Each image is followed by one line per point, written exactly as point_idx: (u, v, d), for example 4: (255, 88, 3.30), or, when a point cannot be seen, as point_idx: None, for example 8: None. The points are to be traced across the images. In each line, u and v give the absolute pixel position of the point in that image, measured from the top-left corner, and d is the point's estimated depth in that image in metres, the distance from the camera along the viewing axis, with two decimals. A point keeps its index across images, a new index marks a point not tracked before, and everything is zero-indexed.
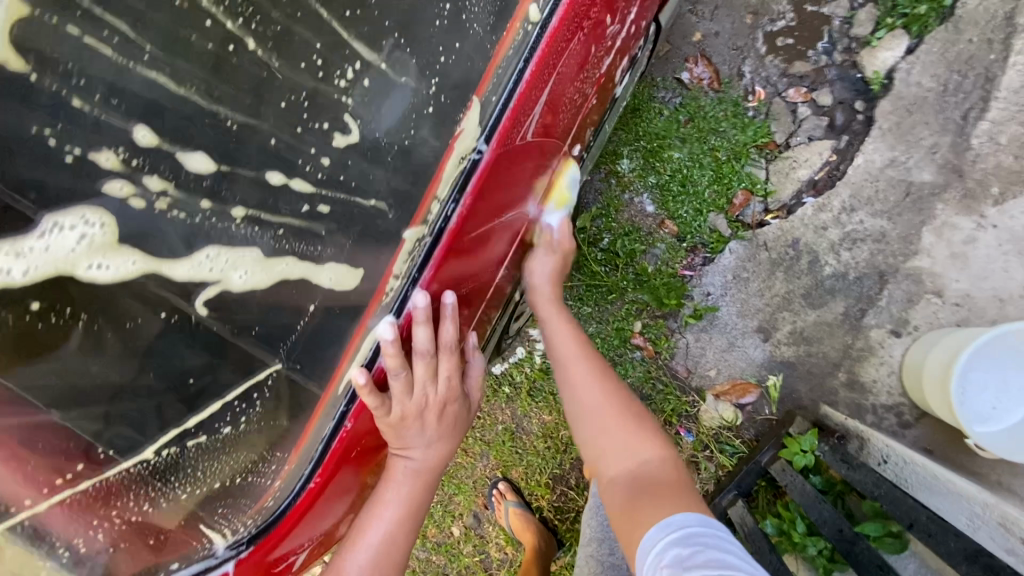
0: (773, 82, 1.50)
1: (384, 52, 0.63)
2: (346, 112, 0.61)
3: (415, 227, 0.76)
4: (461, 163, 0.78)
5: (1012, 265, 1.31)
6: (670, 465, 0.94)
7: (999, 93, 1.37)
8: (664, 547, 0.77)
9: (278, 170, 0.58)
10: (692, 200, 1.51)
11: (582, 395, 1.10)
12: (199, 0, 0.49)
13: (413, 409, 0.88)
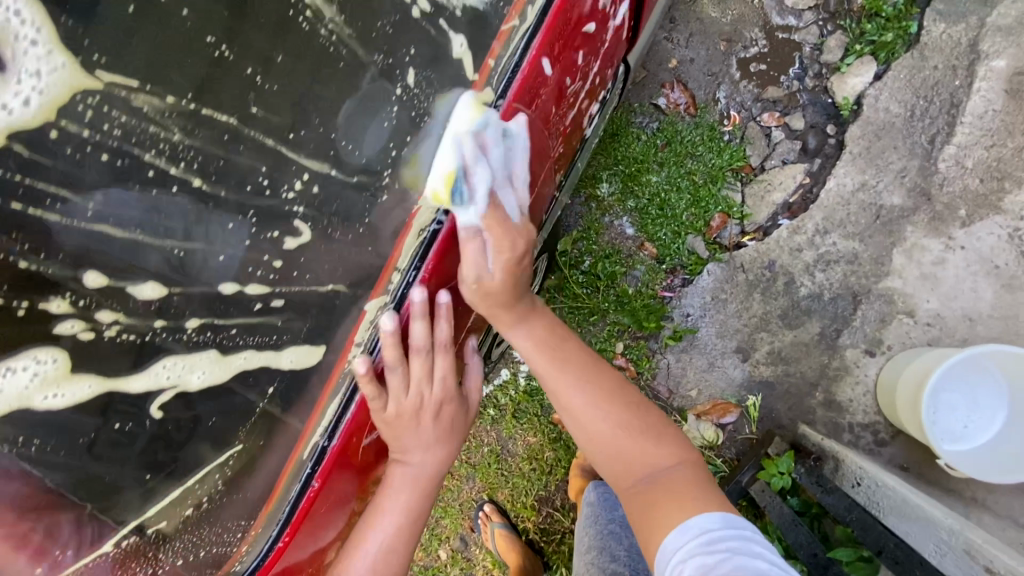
0: (748, 106, 1.55)
1: (336, 161, 0.59)
2: (296, 217, 0.57)
3: (376, 298, 0.71)
4: (420, 234, 0.72)
5: (980, 285, 1.36)
6: (683, 466, 0.87)
7: (964, 118, 1.40)
8: (683, 555, 0.74)
9: (231, 279, 0.55)
10: (670, 222, 1.55)
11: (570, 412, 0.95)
12: (140, 152, 0.45)
13: (409, 409, 0.84)
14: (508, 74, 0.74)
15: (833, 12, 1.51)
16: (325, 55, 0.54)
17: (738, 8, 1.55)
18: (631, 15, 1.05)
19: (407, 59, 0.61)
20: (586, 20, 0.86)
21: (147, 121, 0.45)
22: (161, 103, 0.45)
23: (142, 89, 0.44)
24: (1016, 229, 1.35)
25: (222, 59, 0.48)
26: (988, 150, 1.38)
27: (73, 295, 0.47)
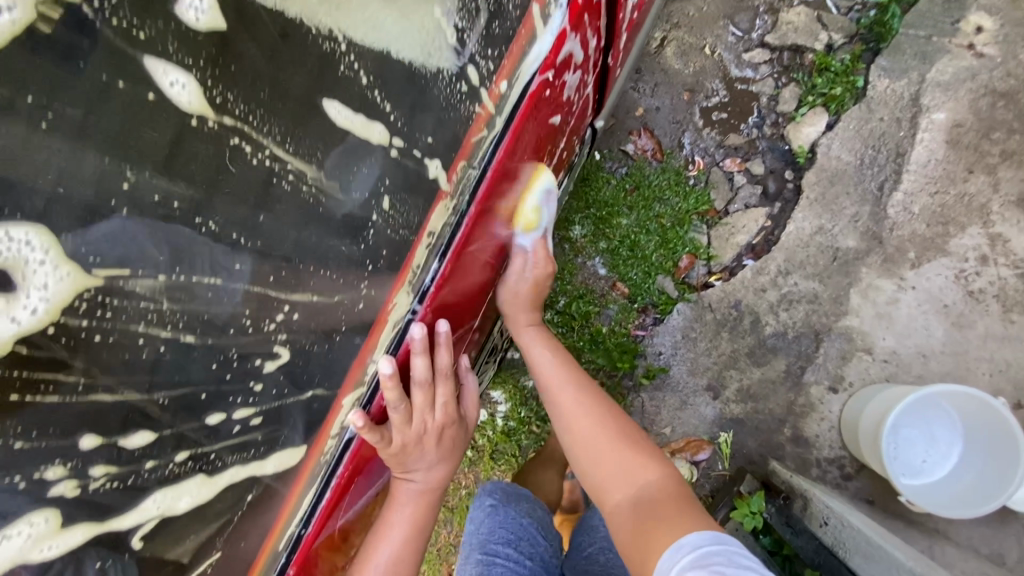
0: (711, 152, 1.62)
1: (314, 286, 0.59)
2: (277, 343, 0.57)
3: (351, 392, 0.71)
4: (395, 327, 0.74)
5: (931, 323, 1.44)
6: (675, 488, 0.89)
7: (910, 167, 1.49)
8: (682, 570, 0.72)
9: (218, 409, 0.54)
10: (641, 263, 1.61)
11: (571, 418, 1.08)
12: (132, 326, 0.44)
13: (412, 437, 0.87)
14: (480, 171, 0.77)
15: (786, 66, 1.61)
16: (301, 207, 0.54)
17: (699, 61, 1.64)
18: (594, 93, 1.11)
19: (382, 191, 0.62)
20: (550, 109, 0.90)
21: (137, 297, 0.44)
22: (153, 283, 0.45)
23: (137, 275, 0.43)
24: (962, 270, 1.43)
25: (207, 235, 0.47)
26: (932, 195, 1.47)
27: (67, 458, 0.45)
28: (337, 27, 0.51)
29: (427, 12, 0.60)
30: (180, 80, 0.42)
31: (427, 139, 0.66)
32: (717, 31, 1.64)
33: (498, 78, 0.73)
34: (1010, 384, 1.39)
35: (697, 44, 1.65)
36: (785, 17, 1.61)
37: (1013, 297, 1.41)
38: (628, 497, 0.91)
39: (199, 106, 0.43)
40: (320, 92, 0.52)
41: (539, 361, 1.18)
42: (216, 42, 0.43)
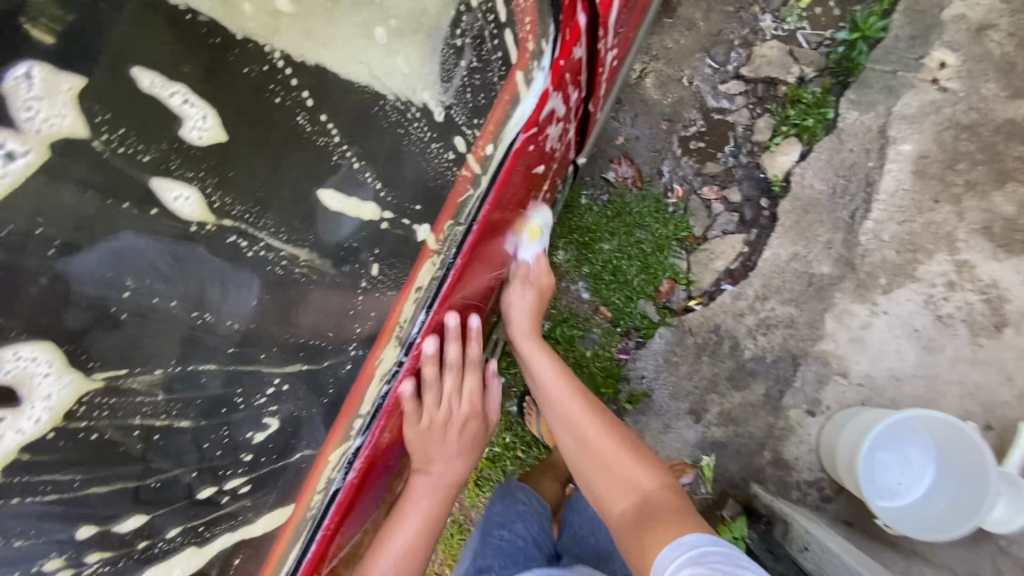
0: (689, 180, 1.67)
1: (302, 357, 0.65)
2: (267, 415, 0.64)
3: (337, 447, 0.74)
4: (381, 383, 0.78)
5: (903, 347, 1.48)
6: (675, 497, 0.94)
7: (879, 196, 1.55)
8: (678, 565, 0.77)
9: (208, 484, 0.62)
10: (623, 288, 1.64)
11: (571, 425, 1.09)
12: (130, 419, 0.53)
13: (441, 418, 0.98)
14: (465, 228, 0.80)
15: (760, 97, 1.67)
16: (295, 286, 0.61)
17: (677, 93, 1.69)
18: (576, 137, 1.16)
19: (370, 260, 0.68)
20: (532, 160, 0.93)
21: (133, 394, 0.52)
22: (152, 377, 0.53)
23: (136, 373, 0.52)
24: (930, 295, 1.48)
25: (202, 326, 0.55)
26: (900, 223, 1.53)
27: (59, 552, 0.53)
28: (329, 125, 0.57)
29: (411, 95, 0.64)
30: (182, 195, 0.49)
31: (416, 206, 0.71)
32: (694, 64, 1.70)
33: (482, 142, 0.76)
34: (979, 406, 1.44)
35: (675, 76, 1.70)
36: (759, 51, 1.67)
37: (980, 321, 1.46)
38: (631, 504, 0.95)
39: (202, 216, 0.50)
40: (316, 186, 0.58)
41: (536, 368, 1.18)
42: (216, 152, 0.50)
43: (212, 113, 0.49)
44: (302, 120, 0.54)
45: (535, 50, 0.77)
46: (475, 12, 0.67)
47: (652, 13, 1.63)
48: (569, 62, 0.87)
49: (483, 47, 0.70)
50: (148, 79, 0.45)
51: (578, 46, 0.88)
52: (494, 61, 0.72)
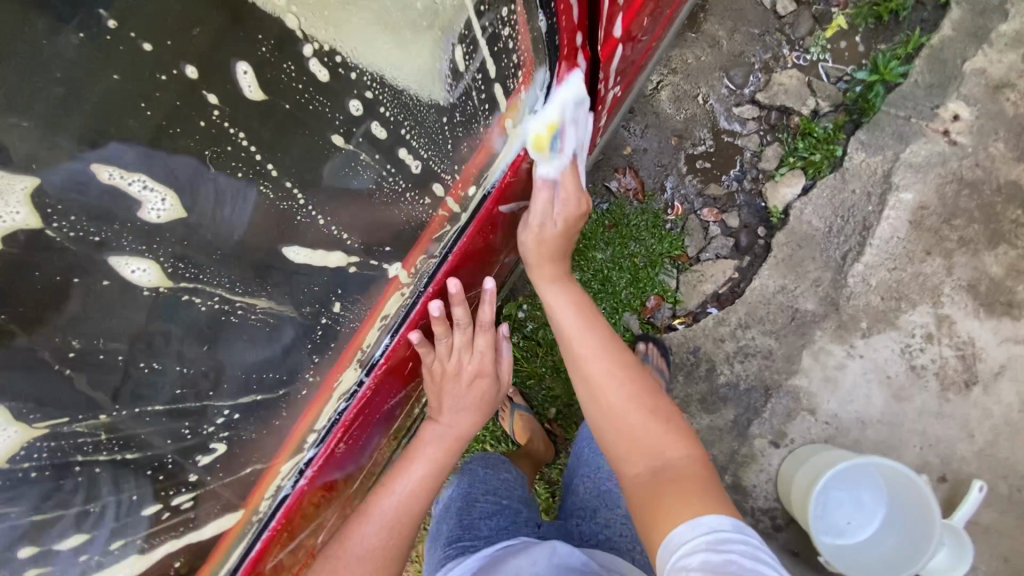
0: (690, 200, 1.67)
1: (258, 388, 0.76)
2: (213, 442, 0.74)
3: (292, 453, 0.86)
4: (342, 396, 0.90)
5: (873, 392, 1.51)
6: (700, 469, 0.86)
7: (873, 240, 1.56)
8: (689, 551, 0.71)
9: (154, 502, 0.71)
10: (610, 298, 1.66)
11: (593, 381, 1.01)
12: (75, 456, 0.63)
13: (450, 368, 1.13)
14: (440, 258, 0.94)
15: (772, 125, 1.66)
16: (252, 328, 0.72)
17: (690, 109, 1.68)
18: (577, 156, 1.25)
19: (332, 299, 0.80)
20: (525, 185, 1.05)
21: (75, 435, 0.62)
22: (95, 420, 0.62)
23: (78, 419, 0.61)
24: (908, 344, 1.51)
25: (148, 371, 0.64)
26: (889, 270, 1.54)
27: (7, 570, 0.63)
28: (293, 190, 0.68)
29: (391, 154, 0.76)
30: (139, 267, 0.59)
31: (385, 248, 0.84)
32: (711, 82, 1.68)
33: (459, 185, 0.90)
34: (937, 458, 1.48)
35: (691, 92, 1.69)
36: (777, 78, 1.66)
37: (952, 376, 1.49)
38: (650, 471, 0.87)
39: (157, 282, 0.61)
40: (280, 242, 0.69)
41: (562, 317, 1.12)
42: (174, 226, 0.60)
43: (172, 195, 0.59)
44: (264, 189, 0.65)
45: (526, 98, 0.88)
46: (464, 77, 0.77)
47: (677, 25, 1.61)
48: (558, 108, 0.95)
49: (468, 106, 0.81)
50: (108, 172, 0.55)
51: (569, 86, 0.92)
52: (478, 116, 0.84)
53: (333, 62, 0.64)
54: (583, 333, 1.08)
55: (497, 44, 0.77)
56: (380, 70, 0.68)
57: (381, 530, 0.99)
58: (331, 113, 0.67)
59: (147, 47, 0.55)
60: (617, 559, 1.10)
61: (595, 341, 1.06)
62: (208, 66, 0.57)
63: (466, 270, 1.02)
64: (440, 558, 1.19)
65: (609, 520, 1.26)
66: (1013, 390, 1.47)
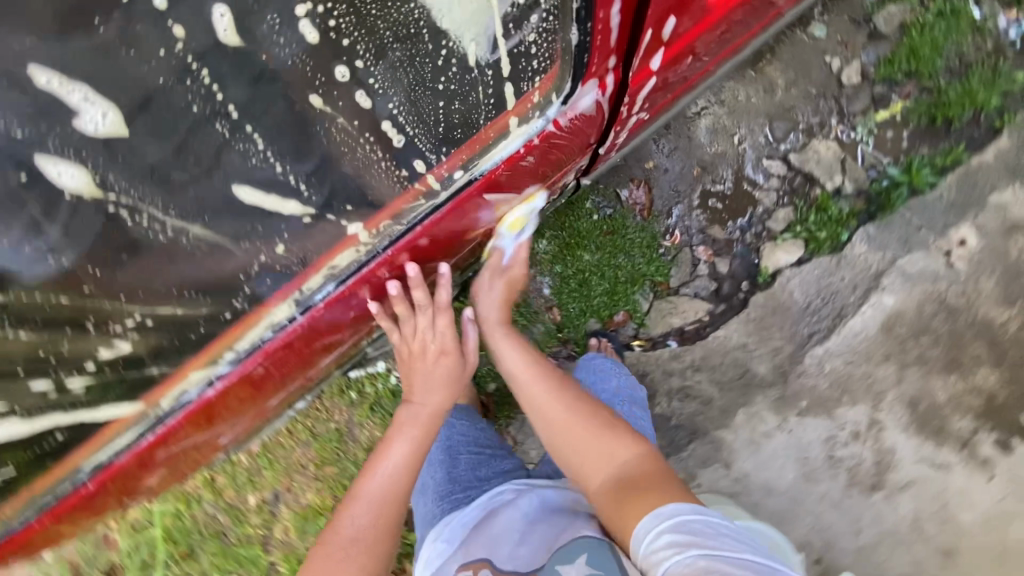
0: (690, 233, 1.70)
1: (181, 299, 0.90)
2: (114, 343, 0.90)
3: (205, 362, 0.97)
4: (268, 327, 0.98)
5: (787, 466, 1.58)
6: (652, 463, 1.00)
7: (842, 330, 1.60)
8: (657, 531, 0.84)
9: (42, 380, 0.90)
10: (582, 300, 1.70)
11: (545, 410, 1.13)
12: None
13: (416, 348, 1.27)
14: (405, 229, 0.97)
15: (794, 188, 1.67)
16: (184, 250, 0.87)
17: (722, 145, 1.69)
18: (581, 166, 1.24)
19: (277, 239, 0.92)
20: (523, 181, 1.05)
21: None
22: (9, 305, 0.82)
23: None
24: (835, 434, 1.57)
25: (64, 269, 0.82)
26: (844, 362, 1.59)
27: None
28: (253, 135, 0.87)
29: (374, 127, 0.92)
30: (68, 172, 0.79)
31: (347, 206, 0.93)
32: (752, 126, 1.68)
33: (445, 167, 0.93)
34: (820, 543, 1.56)
35: (730, 129, 1.69)
36: (814, 145, 1.67)
37: (862, 476, 1.56)
38: (609, 476, 0.99)
39: (89, 190, 0.81)
40: (233, 181, 0.87)
41: (505, 355, 1.26)
42: (117, 138, 0.81)
43: (112, 113, 0.80)
44: (222, 126, 0.85)
45: (541, 102, 0.89)
46: (471, 74, 0.90)
47: (743, 56, 1.57)
48: (564, 125, 0.94)
49: (470, 97, 0.90)
50: (46, 78, 0.76)
51: (582, 103, 0.90)
52: (479, 108, 0.91)
53: (327, 24, 0.86)
54: (525, 372, 1.21)
55: (517, 47, 0.85)
56: (381, 41, 0.88)
57: (371, 510, 1.08)
58: (315, 74, 0.88)
59: (159, 9, 0.79)
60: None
61: (536, 376, 1.19)
62: (178, 8, 0.80)
63: (433, 245, 1.04)
64: (434, 508, 1.28)
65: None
66: (911, 506, 1.53)
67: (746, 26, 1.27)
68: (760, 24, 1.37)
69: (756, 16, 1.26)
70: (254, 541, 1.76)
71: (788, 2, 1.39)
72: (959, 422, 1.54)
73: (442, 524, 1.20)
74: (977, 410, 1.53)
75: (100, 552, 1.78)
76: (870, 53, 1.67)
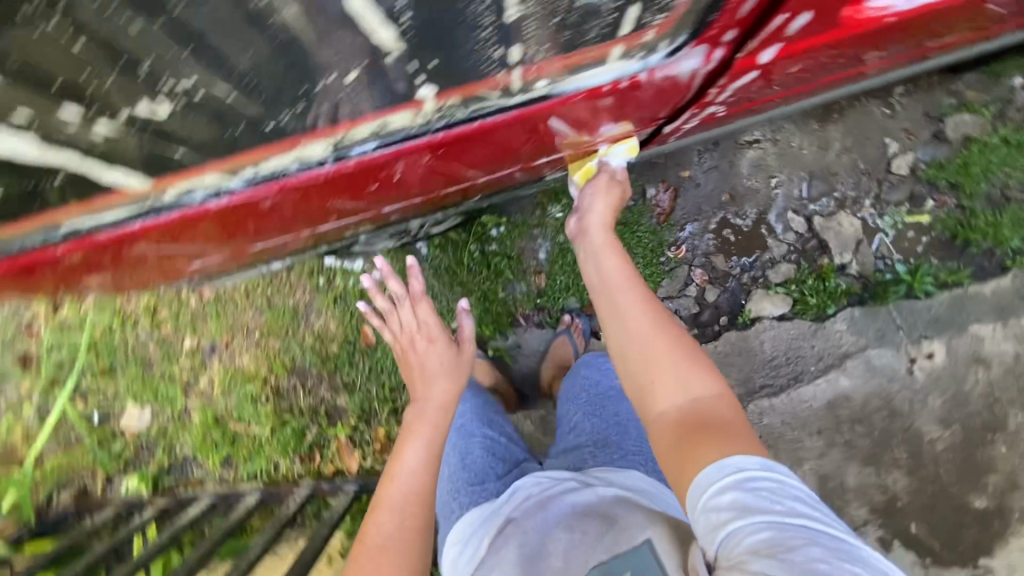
0: (695, 253, 1.72)
1: (241, 87, 0.64)
2: (161, 102, 0.63)
3: (220, 172, 0.82)
4: (297, 160, 0.83)
5: None
6: (732, 405, 0.76)
7: (790, 393, 1.68)
8: (718, 489, 0.66)
9: (75, 111, 0.62)
10: (571, 276, 1.69)
11: (625, 320, 0.87)
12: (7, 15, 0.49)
13: (405, 341, 1.30)
14: (465, 117, 0.85)
15: (804, 250, 1.71)
16: (284, 42, 0.58)
17: (758, 183, 1.72)
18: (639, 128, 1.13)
19: (353, 66, 0.65)
20: (584, 115, 0.96)
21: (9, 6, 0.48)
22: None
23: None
24: None
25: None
26: (781, 421, 1.67)
27: None
28: None
29: None
30: None
31: (431, 64, 0.69)
32: (793, 176, 1.72)
33: (531, 71, 0.77)
34: None
35: (771, 172, 1.72)
36: (840, 217, 1.71)
37: None
38: (680, 409, 0.77)
39: None
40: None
41: (598, 262, 1.01)
42: None
43: None
44: None
45: (649, 43, 0.77)
46: None
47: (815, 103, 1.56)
48: (654, 79, 0.88)
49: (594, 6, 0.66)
50: None
51: (680, 67, 0.84)
52: (597, 23, 0.69)
53: None
54: (617, 277, 0.95)
55: None
56: None
57: (394, 516, 1.04)
58: None
59: None
60: (639, 482, 1.09)
61: (625, 284, 0.93)
62: None
63: (478, 142, 0.94)
64: (450, 501, 1.26)
65: (617, 443, 1.24)
66: None
67: (828, 72, 1.21)
68: (841, 73, 1.29)
69: (841, 66, 1.16)
70: (176, 381, 1.75)
71: (878, 64, 1.31)
72: (856, 510, 1.63)
73: (470, 517, 1.17)
74: (876, 505, 1.63)
75: (17, 337, 1.73)
76: (927, 151, 1.71)
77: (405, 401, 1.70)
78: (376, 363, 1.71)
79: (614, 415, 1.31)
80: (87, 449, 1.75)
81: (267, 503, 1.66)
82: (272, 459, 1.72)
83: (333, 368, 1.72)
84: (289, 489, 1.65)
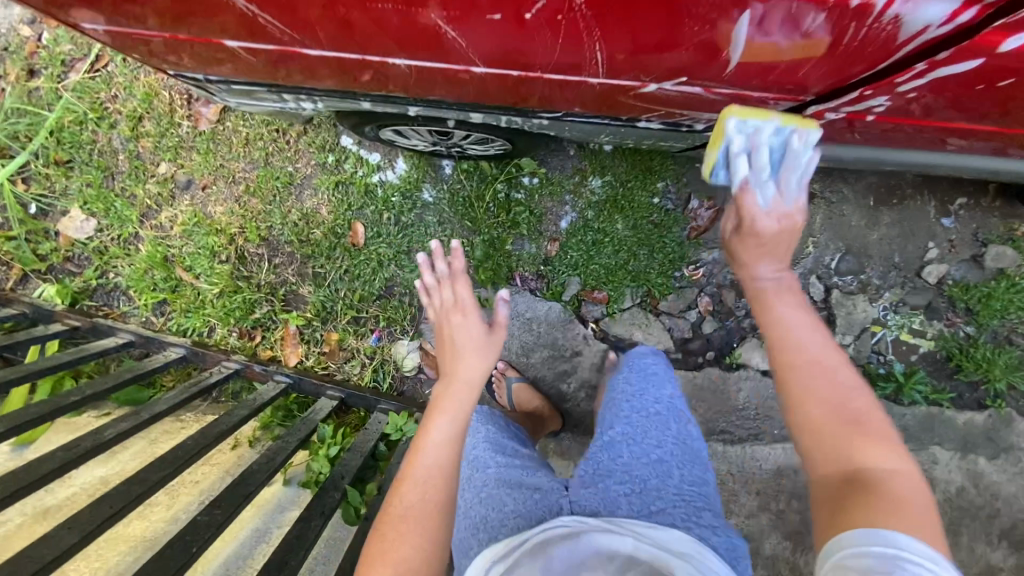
0: (711, 279, 1.63)
1: None
2: None
3: None
4: None
5: None
6: (915, 490, 0.64)
7: (746, 447, 1.63)
8: (853, 552, 0.57)
9: None
10: (584, 256, 1.60)
11: (811, 367, 0.74)
12: None
13: (439, 318, 1.20)
14: None
15: None
16: None
17: None
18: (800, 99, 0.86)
19: None
20: (786, 54, 0.74)
21: None
22: None
23: None
24: None
25: None
26: (726, 469, 1.61)
27: None
28: None
29: None
30: None
31: None
32: (829, 243, 1.68)
33: None
34: None
35: (810, 231, 1.68)
36: (857, 300, 1.68)
37: None
38: (841, 473, 0.67)
39: None
40: None
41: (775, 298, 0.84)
42: None
43: None
44: None
45: None
46: None
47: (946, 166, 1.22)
48: (878, 19, 0.68)
49: None
50: None
51: (922, 10, 0.66)
52: None
53: None
54: (800, 319, 0.81)
55: None
56: None
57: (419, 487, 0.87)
58: None
59: None
60: (684, 543, 0.81)
61: (813, 332, 0.78)
62: None
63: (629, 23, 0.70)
64: (468, 537, 1.02)
65: (657, 491, 0.97)
66: None
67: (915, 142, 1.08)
68: (913, 159, 1.17)
69: (920, 140, 1.05)
70: (135, 204, 1.57)
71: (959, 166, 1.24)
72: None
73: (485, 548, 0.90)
74: None
75: None
76: (961, 270, 1.68)
77: (371, 314, 1.57)
78: (355, 265, 1.57)
79: (656, 447, 1.06)
80: (11, 239, 1.56)
81: (188, 362, 1.52)
82: (209, 321, 1.58)
83: (307, 252, 1.57)
84: (219, 356, 1.50)
